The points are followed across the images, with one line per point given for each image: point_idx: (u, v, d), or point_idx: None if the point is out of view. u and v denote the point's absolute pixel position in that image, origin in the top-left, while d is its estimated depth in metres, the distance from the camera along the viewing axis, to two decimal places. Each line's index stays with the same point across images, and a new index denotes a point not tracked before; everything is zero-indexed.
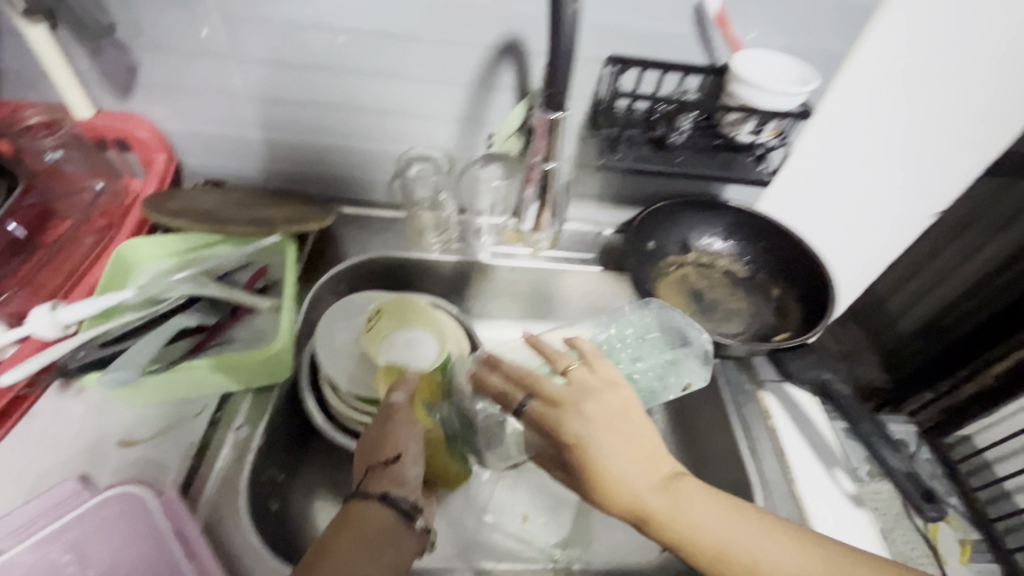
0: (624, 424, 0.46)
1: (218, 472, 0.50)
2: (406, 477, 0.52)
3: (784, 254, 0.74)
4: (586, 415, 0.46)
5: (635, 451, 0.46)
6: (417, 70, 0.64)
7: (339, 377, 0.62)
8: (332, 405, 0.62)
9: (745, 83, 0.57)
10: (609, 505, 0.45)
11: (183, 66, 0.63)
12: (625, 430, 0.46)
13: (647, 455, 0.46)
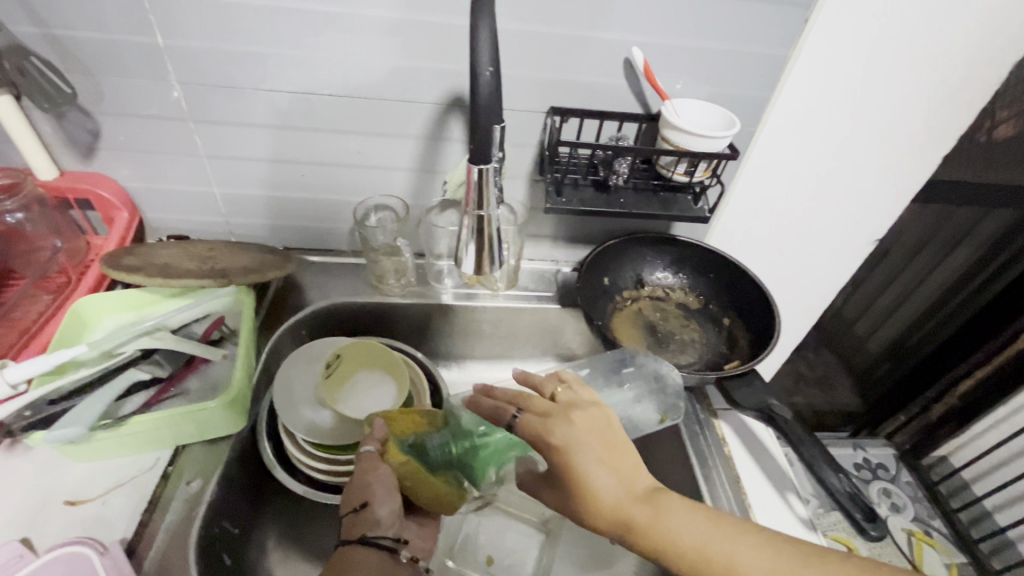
0: (605, 438, 0.48)
1: (166, 534, 0.49)
2: (382, 517, 0.52)
3: (730, 282, 0.77)
4: (575, 425, 0.48)
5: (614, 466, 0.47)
6: (372, 129, 0.67)
7: (297, 423, 0.63)
8: (291, 449, 0.63)
9: (671, 128, 0.62)
10: (595, 512, 0.46)
11: (146, 130, 0.66)
12: (606, 447, 0.47)
13: (626, 468, 0.47)
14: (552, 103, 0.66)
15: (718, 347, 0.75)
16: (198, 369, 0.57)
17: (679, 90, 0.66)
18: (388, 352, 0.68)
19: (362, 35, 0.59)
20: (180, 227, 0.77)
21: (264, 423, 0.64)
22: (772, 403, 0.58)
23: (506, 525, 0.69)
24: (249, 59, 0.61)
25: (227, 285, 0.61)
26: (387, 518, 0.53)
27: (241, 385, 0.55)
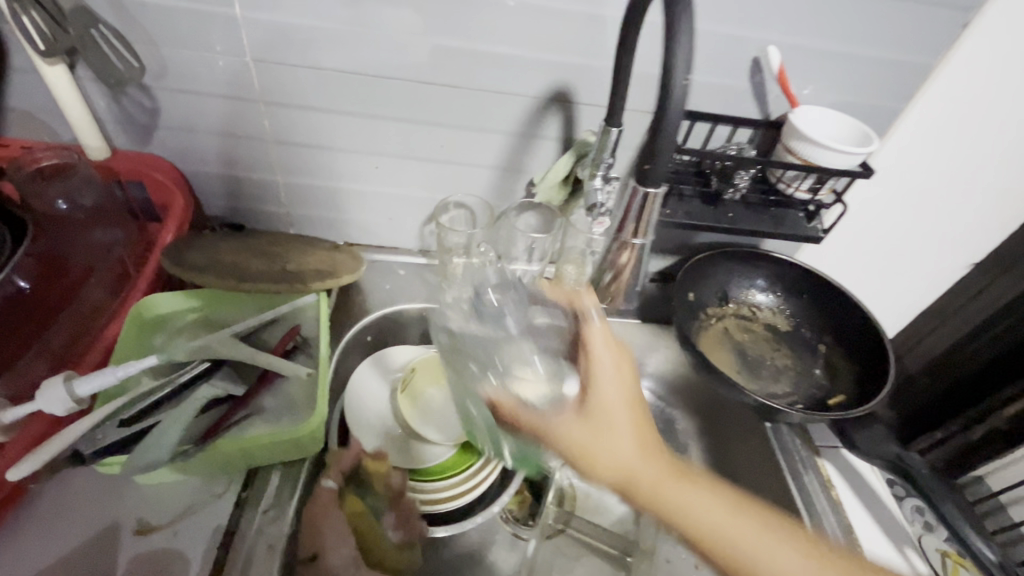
0: (625, 374, 0.48)
1: (246, 566, 0.45)
2: (333, 567, 0.46)
3: (828, 306, 0.72)
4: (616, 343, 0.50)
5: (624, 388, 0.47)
6: (462, 122, 0.61)
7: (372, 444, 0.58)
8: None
9: (803, 140, 0.56)
10: (597, 472, 0.43)
11: (213, 111, 0.60)
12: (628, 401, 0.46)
13: (641, 438, 0.45)
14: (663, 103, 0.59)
15: (814, 376, 0.69)
16: (272, 385, 0.51)
17: (805, 96, 0.59)
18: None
19: (467, 14, 0.52)
20: (236, 216, 0.71)
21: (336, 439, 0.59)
22: (902, 453, 0.54)
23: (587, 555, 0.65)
24: (336, 40, 0.54)
25: (305, 290, 0.55)
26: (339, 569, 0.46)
27: (325, 406, 0.50)
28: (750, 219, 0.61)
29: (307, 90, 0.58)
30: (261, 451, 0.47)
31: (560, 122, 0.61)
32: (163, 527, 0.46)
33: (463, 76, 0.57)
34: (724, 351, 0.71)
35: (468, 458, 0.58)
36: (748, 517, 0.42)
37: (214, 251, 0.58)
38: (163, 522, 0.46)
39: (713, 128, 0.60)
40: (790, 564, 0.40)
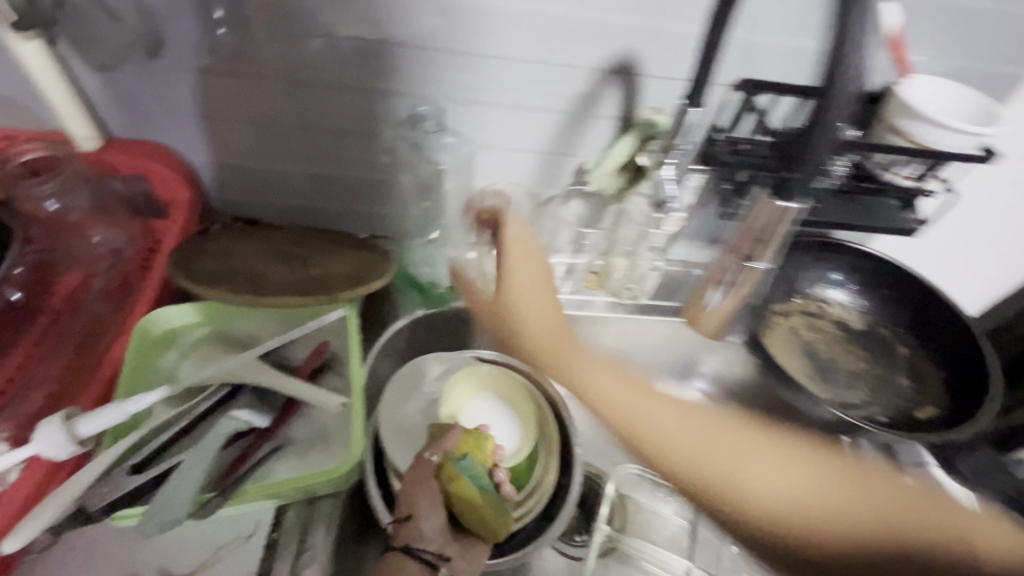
0: (526, 253, 0.55)
1: None
2: (425, 531, 0.44)
3: (913, 301, 0.64)
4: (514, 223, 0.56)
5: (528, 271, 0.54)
6: (505, 100, 0.52)
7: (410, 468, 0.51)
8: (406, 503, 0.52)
9: (919, 119, 0.47)
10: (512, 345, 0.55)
11: (217, 90, 0.51)
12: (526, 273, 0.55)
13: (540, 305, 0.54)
14: (744, 74, 0.50)
15: (895, 381, 0.62)
16: (299, 413, 0.45)
17: (917, 61, 0.49)
18: (505, 376, 0.58)
19: None
20: (249, 209, 0.63)
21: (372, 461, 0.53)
22: None
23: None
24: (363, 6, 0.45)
25: (329, 300, 0.48)
26: (431, 534, 0.44)
27: (360, 433, 0.45)
28: (832, 210, 0.53)
29: (327, 66, 0.49)
30: (288, 494, 0.41)
31: (620, 99, 0.52)
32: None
33: (509, 46, 0.48)
34: (793, 354, 0.64)
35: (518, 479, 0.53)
36: (643, 395, 0.48)
37: (226, 257, 0.51)
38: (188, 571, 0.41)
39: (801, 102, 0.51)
40: (683, 437, 0.46)
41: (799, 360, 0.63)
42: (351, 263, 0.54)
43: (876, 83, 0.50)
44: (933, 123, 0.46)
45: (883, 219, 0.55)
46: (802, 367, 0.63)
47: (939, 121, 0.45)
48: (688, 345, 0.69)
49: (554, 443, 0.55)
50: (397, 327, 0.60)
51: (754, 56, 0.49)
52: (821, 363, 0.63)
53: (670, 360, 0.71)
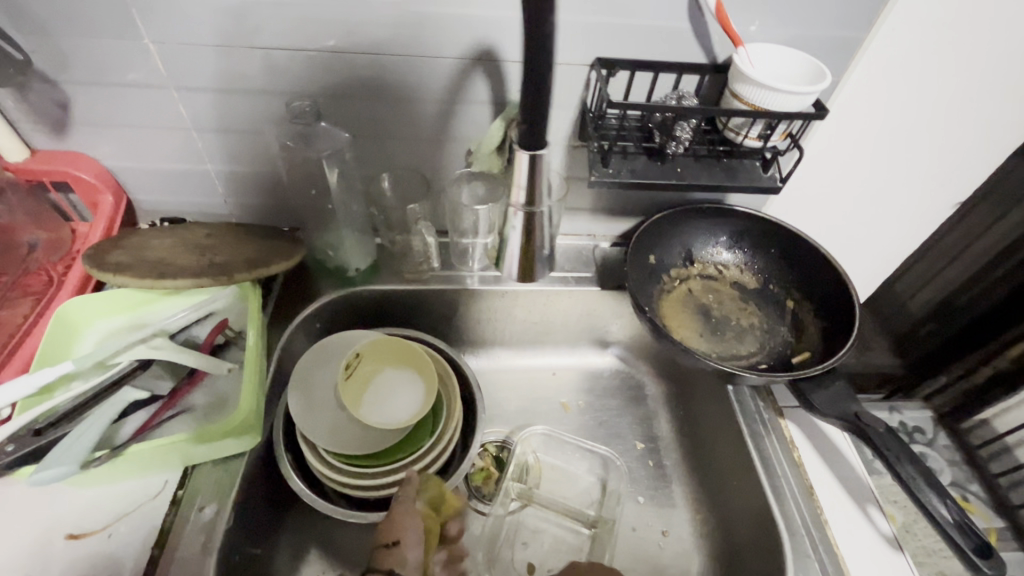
0: (392, 353, 0.61)
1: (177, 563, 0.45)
2: (410, 559, 0.47)
3: (797, 258, 0.68)
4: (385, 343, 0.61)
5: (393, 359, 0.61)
6: (387, 92, 0.57)
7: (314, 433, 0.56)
8: (313, 466, 0.56)
9: (749, 83, 0.51)
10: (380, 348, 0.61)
11: (124, 100, 0.57)
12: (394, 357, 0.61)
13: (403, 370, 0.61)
14: (597, 53, 0.54)
15: (781, 332, 0.66)
16: (202, 382, 0.51)
17: (754, 32, 0.54)
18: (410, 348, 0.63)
19: None
20: (175, 209, 0.68)
21: (284, 432, 0.58)
22: (862, 409, 0.50)
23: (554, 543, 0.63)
24: (239, 15, 0.50)
25: (227, 282, 0.53)
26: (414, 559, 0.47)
27: (252, 397, 0.50)
28: (695, 174, 0.57)
29: (218, 70, 0.55)
30: (183, 447, 0.47)
31: (491, 84, 0.57)
32: (97, 532, 0.46)
33: (378, 41, 0.53)
34: (687, 314, 0.68)
35: (419, 439, 0.58)
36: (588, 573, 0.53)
37: (136, 250, 0.56)
38: (99, 526, 0.46)
39: (653, 77, 0.56)
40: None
41: (689, 319, 0.68)
42: (256, 250, 0.59)
43: (721, 55, 0.55)
44: (762, 85, 0.50)
45: (744, 179, 0.59)
46: (692, 326, 0.67)
47: (765, 83, 0.50)
48: (599, 315, 0.74)
49: (455, 396, 0.61)
50: (311, 310, 0.64)
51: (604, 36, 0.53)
52: (712, 321, 0.68)
53: (584, 330, 0.75)
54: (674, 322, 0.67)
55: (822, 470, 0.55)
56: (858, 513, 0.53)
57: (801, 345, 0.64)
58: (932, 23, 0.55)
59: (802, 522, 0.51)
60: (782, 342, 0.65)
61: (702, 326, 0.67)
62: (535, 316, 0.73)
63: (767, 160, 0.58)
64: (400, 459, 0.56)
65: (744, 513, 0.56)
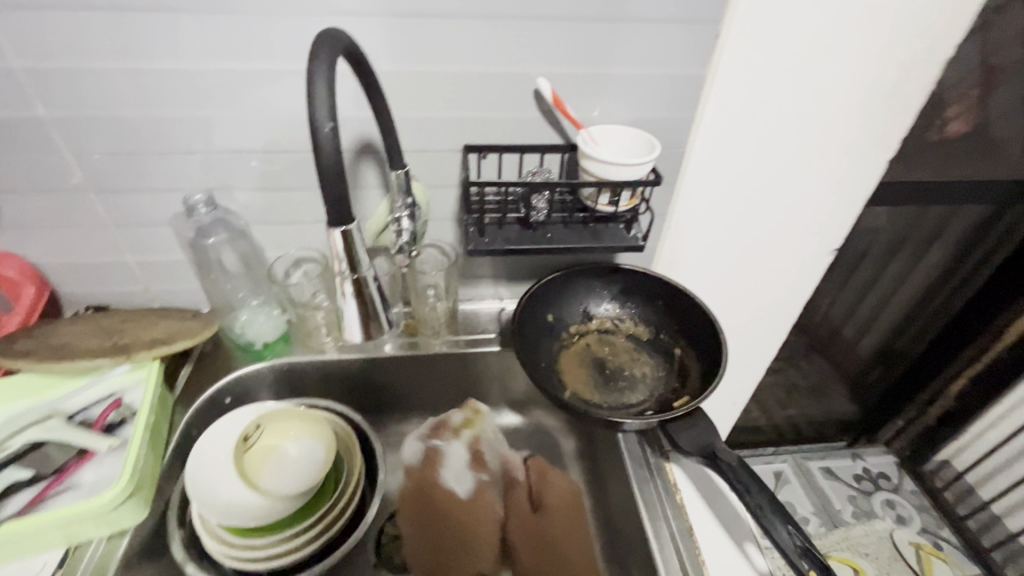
0: (299, 422, 0.60)
1: None
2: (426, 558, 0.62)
3: (678, 310, 0.73)
4: (292, 416, 0.61)
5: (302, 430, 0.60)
6: (287, 183, 0.64)
7: (207, 507, 0.57)
8: (202, 536, 0.56)
9: (591, 159, 0.59)
10: (289, 419, 0.60)
11: (45, 202, 0.63)
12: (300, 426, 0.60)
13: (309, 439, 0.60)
14: (467, 140, 0.63)
15: (669, 382, 0.70)
16: (93, 459, 0.53)
17: (599, 117, 0.63)
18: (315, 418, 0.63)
19: (262, 89, 0.57)
20: (98, 297, 0.73)
21: (178, 509, 0.59)
22: (719, 445, 0.54)
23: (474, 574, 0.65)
24: (148, 126, 0.58)
25: (125, 360, 0.57)
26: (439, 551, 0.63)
27: (138, 469, 0.52)
28: (564, 237, 0.64)
29: (131, 172, 0.62)
30: (59, 525, 0.49)
31: (377, 171, 0.64)
32: None
33: (274, 143, 0.61)
34: (584, 366, 0.72)
35: (315, 508, 0.58)
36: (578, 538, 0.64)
37: (47, 336, 0.60)
38: None
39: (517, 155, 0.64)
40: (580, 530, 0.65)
41: (584, 373, 0.71)
42: (165, 329, 0.63)
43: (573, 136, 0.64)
44: (601, 161, 0.58)
45: (611, 237, 0.65)
46: (587, 377, 0.71)
47: (601, 157, 0.58)
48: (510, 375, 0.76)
49: (355, 451, 0.64)
50: (220, 384, 0.67)
51: (469, 127, 0.62)
52: (605, 371, 0.72)
53: (498, 391, 0.77)
54: (572, 377, 0.70)
55: (701, 513, 0.57)
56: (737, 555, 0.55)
57: (687, 390, 0.68)
58: (750, 100, 0.65)
59: (680, 566, 0.52)
60: (670, 389, 0.69)
61: (595, 376, 0.71)
62: (449, 381, 0.76)
63: (629, 219, 0.65)
64: (291, 530, 0.57)
65: (635, 562, 0.57)
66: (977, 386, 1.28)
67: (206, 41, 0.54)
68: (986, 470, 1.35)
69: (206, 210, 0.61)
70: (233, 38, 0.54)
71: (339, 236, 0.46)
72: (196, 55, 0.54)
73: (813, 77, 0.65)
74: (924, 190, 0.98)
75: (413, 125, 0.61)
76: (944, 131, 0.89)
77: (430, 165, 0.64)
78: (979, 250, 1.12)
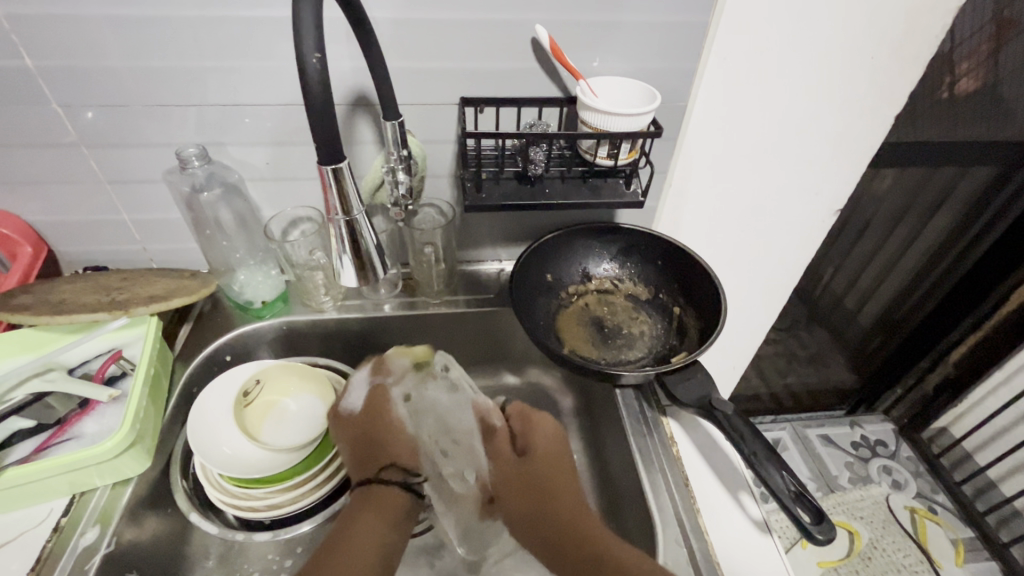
0: (298, 377, 0.64)
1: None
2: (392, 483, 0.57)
3: (678, 268, 0.72)
4: (292, 371, 0.64)
5: (302, 385, 0.63)
6: (282, 138, 0.64)
7: (212, 458, 0.57)
8: (209, 492, 0.57)
9: (590, 110, 0.57)
10: (291, 372, 0.64)
11: (38, 159, 0.62)
12: (299, 379, 0.64)
13: (311, 393, 0.63)
14: (463, 92, 0.61)
15: (667, 339, 0.70)
16: (94, 410, 0.53)
17: (598, 69, 0.61)
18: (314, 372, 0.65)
19: (253, 40, 0.56)
20: (96, 257, 0.73)
21: (181, 462, 0.60)
22: (715, 396, 0.54)
23: (454, 498, 0.60)
24: (138, 78, 0.57)
25: (122, 315, 0.57)
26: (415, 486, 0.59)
27: (138, 420, 0.53)
28: (563, 192, 0.63)
29: (123, 127, 0.61)
30: (62, 474, 0.50)
31: (371, 125, 0.63)
32: None
33: (268, 96, 0.60)
34: (583, 324, 0.72)
35: (315, 459, 0.58)
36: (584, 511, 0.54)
37: (45, 293, 0.60)
38: None
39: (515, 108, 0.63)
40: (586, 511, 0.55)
41: (583, 331, 0.71)
42: (160, 286, 0.63)
43: (572, 89, 0.62)
44: (600, 111, 0.57)
45: (609, 191, 0.64)
46: (585, 335, 0.71)
47: (599, 107, 0.56)
48: (509, 336, 0.76)
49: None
50: (221, 342, 0.68)
51: (466, 79, 0.60)
52: (603, 330, 0.72)
53: (498, 352, 0.78)
54: (568, 336, 0.70)
55: (695, 465, 0.57)
56: (730, 503, 0.55)
57: (684, 346, 0.68)
58: (754, 51, 0.63)
59: (674, 514, 0.53)
60: (668, 345, 0.69)
61: (592, 334, 0.71)
62: (449, 341, 0.76)
63: (628, 173, 0.64)
64: (293, 481, 0.57)
65: (633, 514, 0.58)
66: (976, 353, 1.29)
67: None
68: (982, 436, 1.36)
69: (200, 163, 0.60)
70: None
71: (330, 174, 0.46)
72: (181, 2, 0.53)
73: (819, 26, 0.62)
74: (932, 150, 0.96)
75: (408, 77, 0.59)
76: (953, 89, 0.87)
77: (426, 118, 0.63)
78: (983, 218, 1.10)
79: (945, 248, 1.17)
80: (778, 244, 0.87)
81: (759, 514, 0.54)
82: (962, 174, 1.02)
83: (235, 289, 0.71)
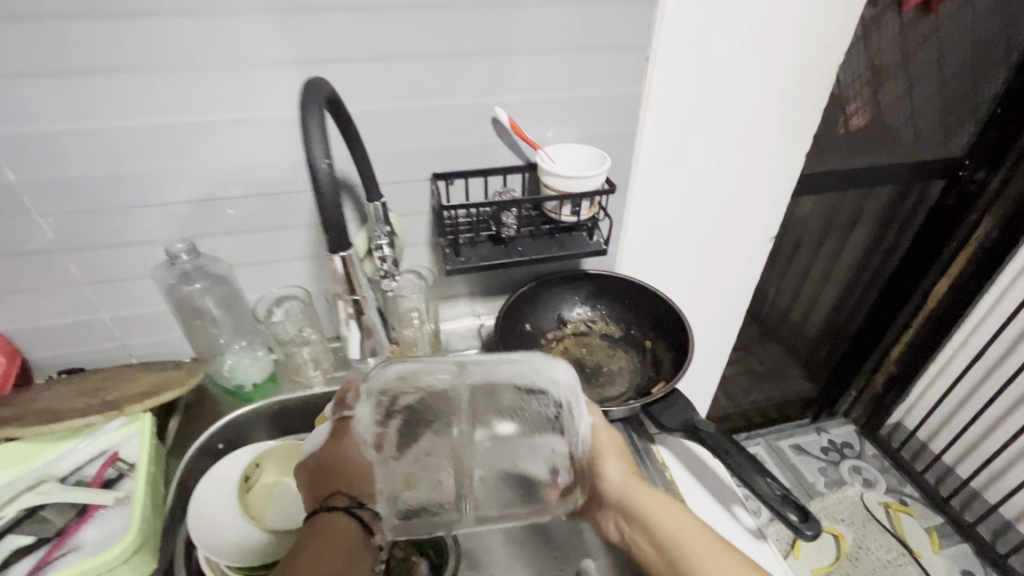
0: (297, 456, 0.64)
1: None
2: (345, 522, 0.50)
3: (644, 305, 0.79)
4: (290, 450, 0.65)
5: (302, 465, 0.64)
6: (264, 225, 0.67)
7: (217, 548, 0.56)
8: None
9: (550, 174, 0.64)
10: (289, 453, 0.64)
11: (13, 269, 0.63)
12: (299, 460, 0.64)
13: None
14: (433, 168, 0.67)
15: (644, 371, 0.76)
16: (93, 518, 0.52)
17: (552, 139, 0.69)
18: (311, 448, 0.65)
19: (235, 140, 0.60)
20: (71, 358, 0.72)
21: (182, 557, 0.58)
22: (697, 418, 0.60)
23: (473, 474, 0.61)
24: (124, 183, 0.60)
25: (118, 416, 0.57)
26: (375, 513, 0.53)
27: (143, 522, 0.52)
28: (535, 248, 0.69)
29: (104, 229, 0.62)
30: None
31: (350, 205, 0.68)
32: None
33: (250, 188, 0.64)
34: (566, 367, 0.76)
35: None
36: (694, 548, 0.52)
37: (27, 403, 0.59)
38: None
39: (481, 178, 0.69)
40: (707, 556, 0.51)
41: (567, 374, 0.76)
42: (150, 380, 0.63)
43: (531, 157, 0.70)
44: (559, 175, 0.64)
45: (575, 244, 0.71)
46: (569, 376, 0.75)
47: (559, 172, 0.64)
48: None
49: None
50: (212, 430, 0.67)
51: (435, 157, 0.67)
52: (585, 370, 0.76)
53: None
54: None
55: (690, 488, 0.62)
56: (729, 518, 0.59)
57: (661, 376, 0.74)
58: (682, 112, 0.73)
59: None
60: (646, 376, 0.75)
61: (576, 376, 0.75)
62: None
63: (591, 226, 0.71)
64: None
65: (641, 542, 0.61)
66: (911, 349, 1.42)
67: (180, 98, 0.57)
68: (932, 425, 1.48)
69: (188, 257, 0.62)
70: (203, 94, 0.57)
71: (338, 261, 0.49)
72: (167, 114, 0.57)
73: (732, 88, 0.74)
74: (841, 176, 1.10)
75: (382, 160, 0.65)
76: (848, 126, 1.02)
77: (401, 193, 0.68)
78: (893, 230, 1.25)
79: (868, 259, 1.31)
80: (726, 272, 0.96)
81: (755, 523, 0.59)
82: (868, 195, 1.17)
83: (224, 372, 0.72)
